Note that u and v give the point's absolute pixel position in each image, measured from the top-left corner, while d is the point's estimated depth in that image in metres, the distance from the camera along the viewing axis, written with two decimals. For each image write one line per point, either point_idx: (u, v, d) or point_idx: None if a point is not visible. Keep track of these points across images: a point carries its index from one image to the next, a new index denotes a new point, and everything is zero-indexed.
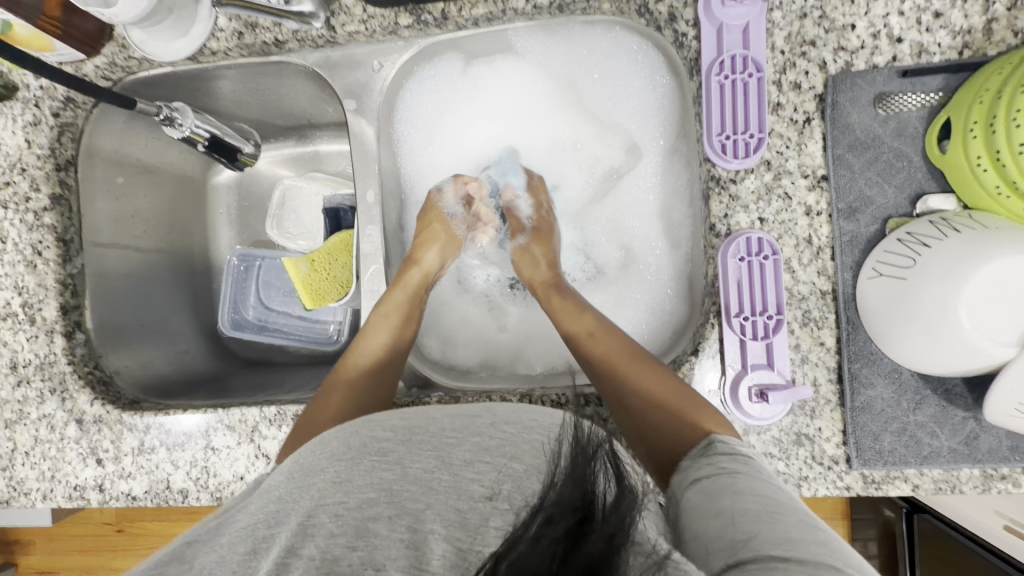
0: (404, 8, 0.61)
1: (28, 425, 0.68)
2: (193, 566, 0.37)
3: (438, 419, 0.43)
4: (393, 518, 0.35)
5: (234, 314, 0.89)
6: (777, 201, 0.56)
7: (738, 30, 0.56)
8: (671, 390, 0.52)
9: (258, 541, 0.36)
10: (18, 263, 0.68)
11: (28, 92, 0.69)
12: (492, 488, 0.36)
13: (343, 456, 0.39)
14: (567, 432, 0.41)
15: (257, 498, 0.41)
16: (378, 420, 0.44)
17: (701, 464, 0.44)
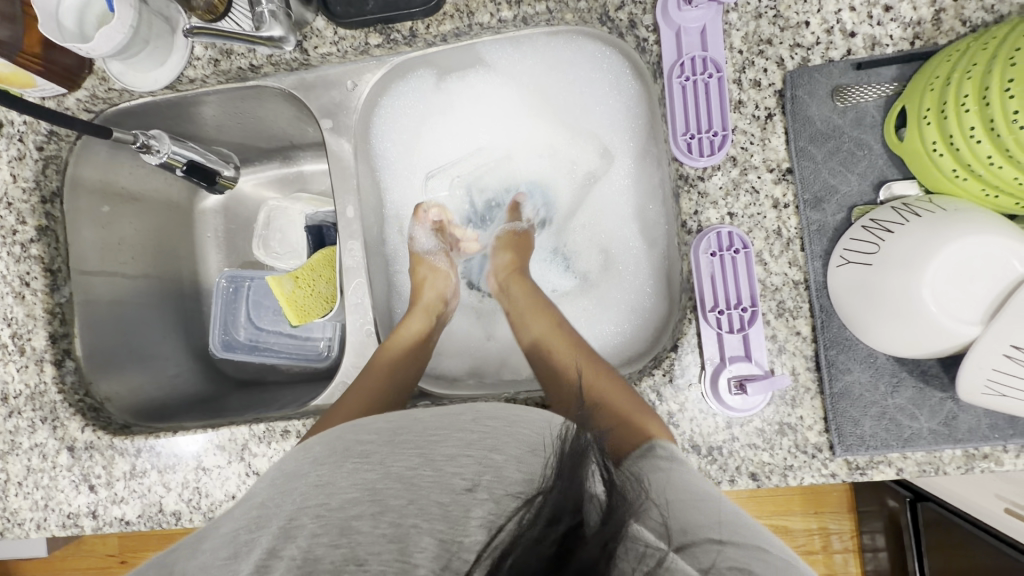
0: (373, 29, 0.63)
1: (21, 455, 0.68)
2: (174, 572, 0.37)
3: (422, 420, 0.44)
4: (377, 514, 0.35)
5: (225, 336, 0.90)
6: (745, 196, 0.57)
7: (696, 33, 0.58)
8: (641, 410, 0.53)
9: (238, 544, 0.37)
10: (7, 295, 0.69)
11: (12, 128, 0.70)
12: (472, 480, 0.37)
13: (326, 460, 0.41)
14: (564, 433, 0.42)
15: (236, 509, 0.42)
16: (363, 425, 0.45)
17: (641, 464, 0.46)
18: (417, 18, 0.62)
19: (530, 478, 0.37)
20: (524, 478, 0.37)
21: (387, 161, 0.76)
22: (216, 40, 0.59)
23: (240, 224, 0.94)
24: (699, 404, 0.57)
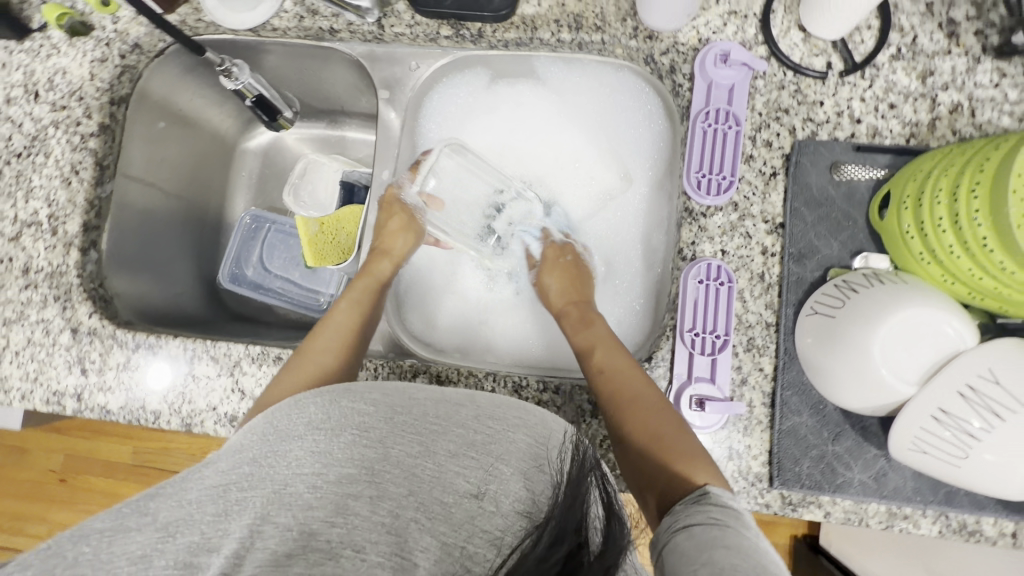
0: (447, 22, 0.71)
1: (25, 326, 0.72)
2: (152, 521, 0.37)
3: (419, 403, 0.45)
4: (374, 500, 0.37)
5: (233, 269, 0.95)
6: (738, 238, 0.64)
7: (725, 88, 0.64)
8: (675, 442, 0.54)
9: (228, 504, 0.38)
10: (56, 178, 0.74)
11: (102, 33, 0.76)
12: (478, 487, 0.39)
13: (321, 425, 0.42)
14: (567, 451, 0.44)
15: (230, 455, 0.43)
16: (359, 393, 0.47)
17: (692, 511, 0.45)
18: (487, 21, 0.69)
19: (536, 497, 0.40)
20: (531, 494, 0.40)
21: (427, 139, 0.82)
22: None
23: (273, 173, 1.01)
24: None
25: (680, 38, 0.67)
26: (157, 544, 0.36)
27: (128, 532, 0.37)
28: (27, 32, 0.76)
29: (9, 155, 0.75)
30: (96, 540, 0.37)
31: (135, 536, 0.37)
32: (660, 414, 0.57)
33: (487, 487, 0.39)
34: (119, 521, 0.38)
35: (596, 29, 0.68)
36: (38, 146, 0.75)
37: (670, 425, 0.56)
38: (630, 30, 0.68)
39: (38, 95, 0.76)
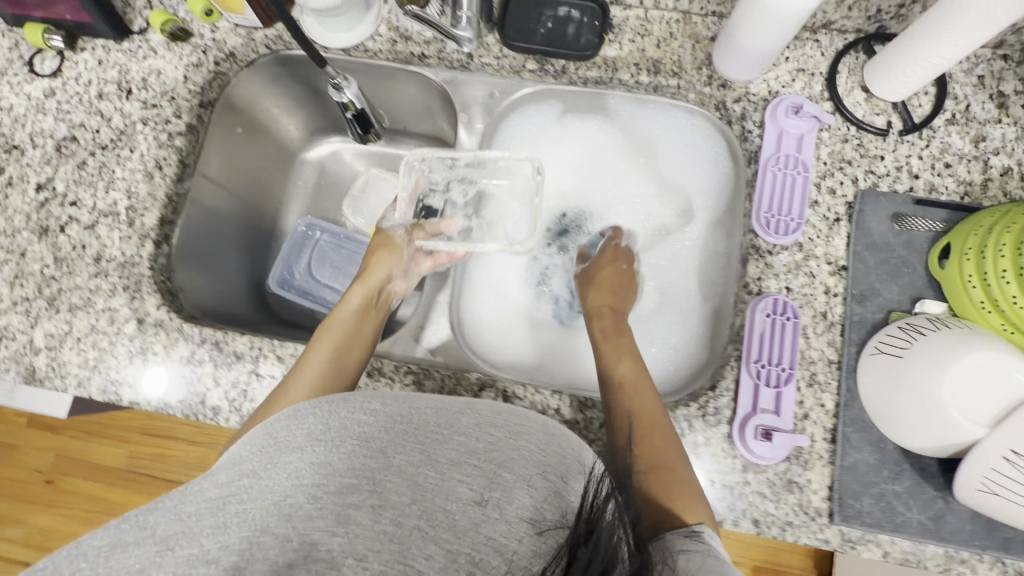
0: (533, 57, 0.76)
1: (90, 313, 0.73)
2: (149, 535, 0.36)
3: (422, 411, 0.47)
4: (376, 508, 0.37)
5: (286, 274, 0.95)
6: (803, 277, 0.67)
7: (795, 137, 0.69)
8: (667, 476, 0.56)
9: (227, 517, 0.37)
10: (139, 172, 0.76)
11: (200, 40, 0.79)
12: (479, 493, 0.40)
13: (320, 436, 0.43)
14: (577, 471, 0.47)
15: (227, 470, 0.42)
16: (359, 403, 0.48)
17: (684, 543, 0.47)
18: (572, 59, 0.75)
19: (535, 501, 0.41)
20: (535, 502, 0.41)
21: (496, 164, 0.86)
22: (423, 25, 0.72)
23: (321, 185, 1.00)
24: (723, 442, 0.64)
25: (752, 89, 0.72)
26: (154, 557, 0.34)
27: (127, 549, 0.35)
28: (127, 33, 0.80)
29: (95, 146, 0.77)
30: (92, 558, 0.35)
31: (131, 550, 0.35)
32: (657, 439, 0.59)
33: (489, 493, 0.40)
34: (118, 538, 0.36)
35: (673, 75, 0.74)
36: (124, 140, 0.77)
37: (664, 448, 0.58)
38: (705, 78, 0.73)
39: (130, 93, 0.79)
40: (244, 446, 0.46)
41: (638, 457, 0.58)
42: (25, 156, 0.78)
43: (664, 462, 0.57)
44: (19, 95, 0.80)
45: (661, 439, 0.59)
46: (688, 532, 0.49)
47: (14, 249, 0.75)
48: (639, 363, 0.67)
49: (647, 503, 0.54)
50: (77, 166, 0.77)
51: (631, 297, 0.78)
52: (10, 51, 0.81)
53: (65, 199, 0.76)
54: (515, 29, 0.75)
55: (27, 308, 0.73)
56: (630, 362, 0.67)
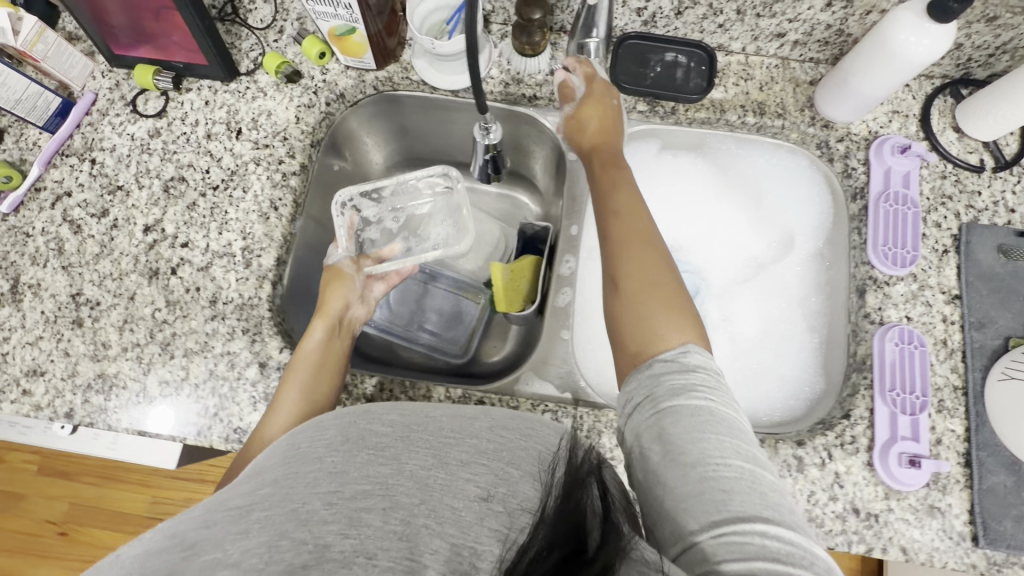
0: (643, 99, 0.79)
1: (208, 357, 0.70)
2: (181, 543, 0.38)
3: (436, 419, 0.46)
4: (387, 510, 0.38)
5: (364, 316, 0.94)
6: (921, 306, 0.70)
7: (901, 174, 0.74)
8: (654, 298, 0.56)
9: (248, 523, 0.38)
10: (253, 213, 0.75)
11: (310, 81, 0.80)
12: (486, 490, 0.39)
13: (339, 446, 0.43)
14: (560, 456, 0.43)
15: (251, 480, 0.44)
16: (377, 415, 0.47)
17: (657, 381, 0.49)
18: (682, 102, 0.78)
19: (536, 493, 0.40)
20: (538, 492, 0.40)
21: None
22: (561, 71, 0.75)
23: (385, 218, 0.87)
24: (864, 469, 0.65)
25: (853, 129, 0.77)
26: (181, 562, 0.36)
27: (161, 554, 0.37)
28: (236, 74, 0.80)
29: (205, 187, 0.76)
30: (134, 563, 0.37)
31: (163, 557, 0.37)
32: (642, 258, 0.59)
33: (496, 490, 0.40)
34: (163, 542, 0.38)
35: (778, 116, 0.78)
36: (237, 180, 0.77)
37: (644, 277, 0.58)
38: (808, 119, 0.78)
39: (240, 133, 0.78)
40: (269, 456, 0.46)
41: (635, 270, 0.58)
42: (130, 197, 0.76)
43: (675, 295, 0.57)
44: (122, 135, 0.79)
45: (676, 287, 0.57)
46: (643, 369, 0.51)
47: (122, 293, 0.72)
48: (635, 195, 0.65)
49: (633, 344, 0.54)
50: (187, 207, 0.76)
51: (619, 125, 0.72)
52: (111, 92, 0.80)
53: (175, 241, 0.74)
54: (626, 73, 0.78)
55: (139, 354, 0.70)
56: (623, 192, 0.65)
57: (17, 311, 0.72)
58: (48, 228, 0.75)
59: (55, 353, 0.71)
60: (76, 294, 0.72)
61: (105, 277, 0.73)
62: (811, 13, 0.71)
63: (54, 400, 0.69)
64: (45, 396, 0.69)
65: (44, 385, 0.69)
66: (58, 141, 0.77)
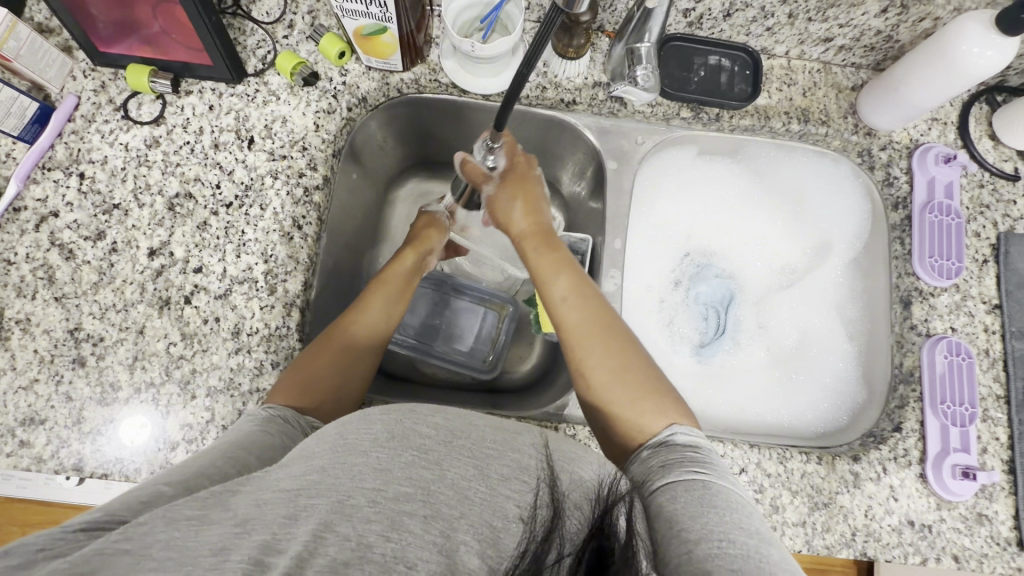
0: (687, 104, 0.76)
1: (235, 396, 0.63)
2: (232, 515, 0.37)
3: (478, 426, 0.43)
4: (427, 518, 0.36)
5: None
6: (964, 316, 0.72)
7: (944, 184, 0.75)
8: (628, 388, 0.57)
9: (299, 505, 0.37)
10: (275, 232, 0.68)
11: (329, 84, 0.73)
12: (529, 511, 0.39)
13: (386, 442, 0.40)
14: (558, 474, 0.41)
15: (300, 461, 0.41)
16: (422, 414, 0.43)
17: (660, 455, 0.50)
18: (726, 108, 0.76)
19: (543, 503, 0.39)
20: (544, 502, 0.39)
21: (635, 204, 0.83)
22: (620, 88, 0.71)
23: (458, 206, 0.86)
24: (917, 481, 0.66)
25: (894, 138, 0.77)
26: (235, 538, 0.35)
27: (210, 525, 0.36)
28: (243, 75, 0.71)
29: (217, 204, 0.69)
30: (183, 528, 0.36)
31: (216, 527, 0.36)
32: (605, 352, 0.59)
33: (541, 511, 0.38)
34: (205, 512, 0.37)
35: (822, 124, 0.76)
36: (253, 196, 0.69)
37: (613, 366, 0.59)
38: (851, 127, 0.77)
39: (253, 143, 0.71)
40: (319, 438, 0.43)
41: (602, 365, 0.59)
42: (129, 216, 0.68)
43: (644, 378, 0.57)
44: (114, 145, 0.69)
45: (643, 368, 0.58)
46: (634, 458, 0.52)
47: (129, 326, 0.65)
48: (581, 278, 0.66)
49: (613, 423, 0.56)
50: (197, 226, 0.68)
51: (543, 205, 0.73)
52: (96, 95, 0.71)
53: (187, 266, 0.67)
54: (670, 78, 0.75)
55: (156, 395, 0.63)
56: (568, 278, 0.65)
57: (4, 351, 0.63)
58: (33, 254, 0.66)
59: (55, 398, 0.63)
60: (73, 329, 0.64)
61: (107, 308, 0.65)
62: (863, 18, 0.69)
63: (58, 450, 0.61)
64: (48, 447, 0.61)
65: (45, 435, 0.62)
66: (39, 152, 0.68)
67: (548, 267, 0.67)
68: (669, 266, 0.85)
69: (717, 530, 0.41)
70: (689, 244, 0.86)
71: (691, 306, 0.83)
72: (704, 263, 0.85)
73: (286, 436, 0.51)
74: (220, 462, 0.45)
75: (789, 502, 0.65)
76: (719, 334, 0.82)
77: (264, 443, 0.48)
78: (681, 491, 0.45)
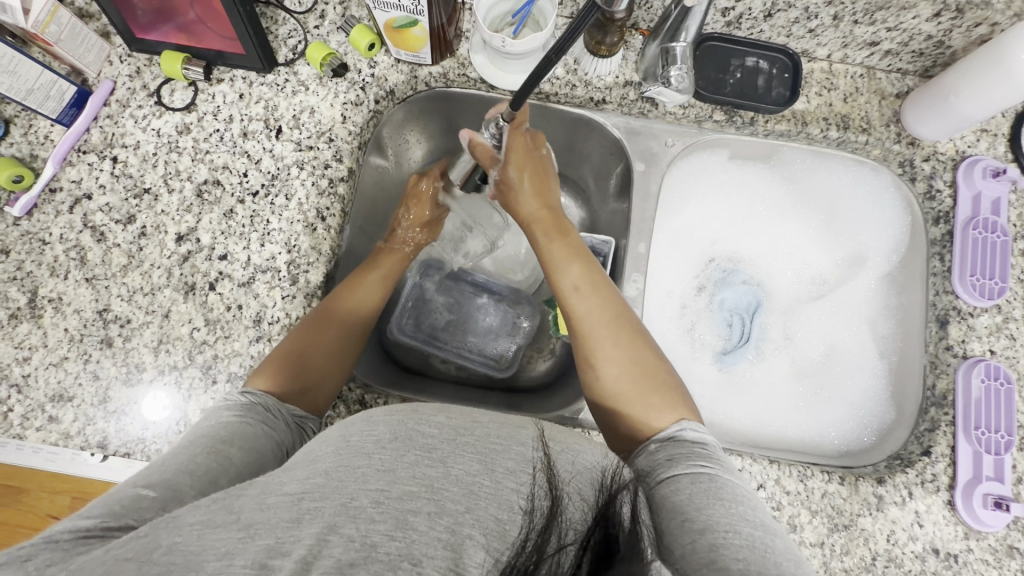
0: (721, 107, 0.74)
1: None
2: (236, 519, 0.36)
3: (484, 424, 0.43)
4: (433, 515, 0.36)
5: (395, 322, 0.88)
6: (1004, 339, 0.68)
7: (991, 199, 0.71)
8: (636, 379, 0.56)
9: (300, 512, 0.36)
10: (298, 222, 0.69)
11: (357, 75, 0.73)
12: (530, 502, 0.38)
13: (388, 444, 0.40)
14: (548, 461, 0.41)
15: (303, 466, 0.41)
16: (425, 416, 0.43)
17: (668, 449, 0.49)
18: (761, 112, 0.73)
19: (538, 493, 0.38)
20: (535, 488, 0.39)
21: (662, 208, 0.82)
22: (653, 87, 0.69)
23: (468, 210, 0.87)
24: (945, 509, 0.64)
25: (940, 148, 0.73)
26: (239, 543, 0.35)
27: (215, 529, 0.36)
28: (274, 64, 0.72)
29: (243, 192, 0.69)
30: (185, 534, 0.36)
31: (220, 531, 0.36)
32: (616, 342, 0.58)
33: (541, 503, 0.38)
34: (209, 517, 0.37)
35: (863, 131, 0.73)
36: (279, 185, 0.69)
37: (624, 356, 0.58)
38: (894, 136, 0.74)
39: (281, 132, 0.71)
40: (320, 442, 0.43)
41: (613, 355, 0.58)
42: (159, 201, 0.69)
43: (655, 371, 0.57)
44: (146, 131, 0.71)
45: (654, 360, 0.58)
46: (641, 452, 0.50)
47: (155, 309, 0.66)
48: (592, 266, 0.64)
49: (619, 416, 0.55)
50: (224, 214, 0.69)
51: (555, 189, 0.71)
52: (131, 80, 0.72)
53: (212, 253, 0.67)
54: (705, 79, 0.72)
55: (178, 378, 0.64)
56: (581, 267, 0.64)
57: (37, 329, 0.65)
58: (67, 235, 0.67)
59: (83, 375, 0.64)
60: (102, 310, 0.66)
61: (135, 291, 0.66)
62: (914, 22, 0.66)
63: (84, 428, 0.63)
64: (74, 423, 0.63)
65: (73, 411, 0.63)
66: (74, 136, 0.69)
67: (560, 251, 0.66)
68: (693, 273, 0.83)
69: (723, 521, 0.41)
70: (715, 251, 0.84)
71: (714, 313, 0.81)
72: (727, 270, 0.83)
73: (269, 424, 0.51)
74: (201, 458, 0.45)
75: (807, 522, 0.63)
76: (742, 343, 0.80)
77: (247, 433, 0.49)
78: (687, 480, 0.44)
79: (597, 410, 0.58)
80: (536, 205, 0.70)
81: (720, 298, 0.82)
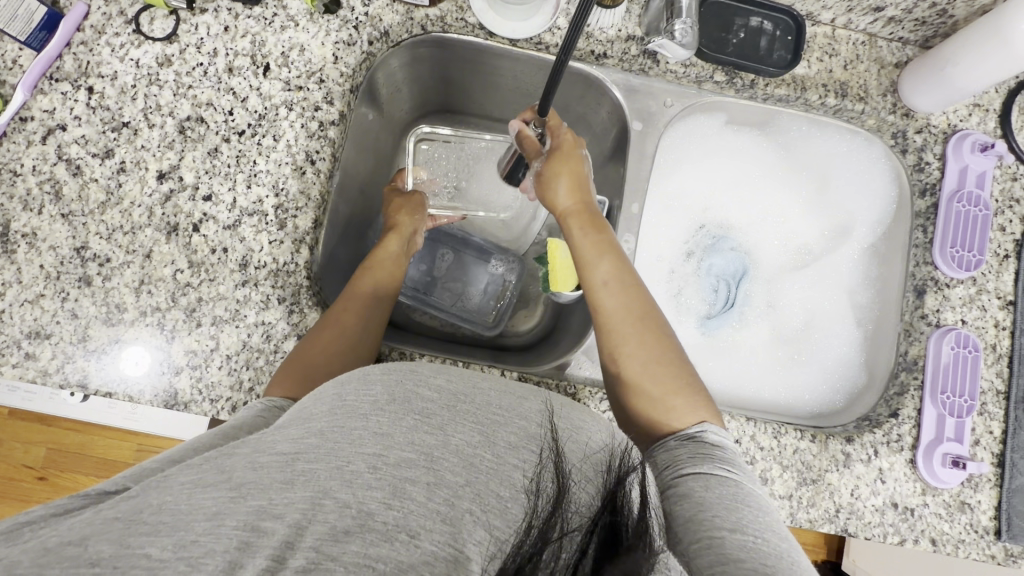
0: (722, 68, 0.73)
1: (240, 327, 0.63)
2: (227, 479, 0.36)
3: (484, 393, 0.43)
4: (431, 485, 0.36)
5: None
6: (976, 310, 0.71)
7: (977, 172, 0.73)
8: (659, 375, 0.56)
9: (294, 473, 0.36)
10: (286, 164, 0.67)
11: (350, 13, 0.70)
12: (535, 481, 0.38)
13: (386, 405, 0.40)
14: (550, 441, 0.41)
15: (297, 424, 0.40)
16: (424, 377, 0.43)
17: (689, 447, 0.49)
18: (761, 75, 0.73)
19: (540, 473, 0.39)
20: (538, 466, 0.39)
21: (657, 170, 0.81)
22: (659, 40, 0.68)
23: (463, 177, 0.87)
24: (906, 468, 0.67)
25: (933, 121, 0.74)
26: (229, 503, 0.35)
27: (205, 489, 0.35)
28: None
29: (229, 130, 0.67)
30: (176, 493, 0.35)
31: (209, 491, 0.35)
32: (640, 338, 0.58)
33: (547, 484, 0.38)
34: (200, 478, 0.36)
35: (861, 100, 0.73)
36: (266, 125, 0.67)
37: (646, 350, 0.58)
38: (890, 106, 0.74)
39: (269, 70, 0.68)
40: (314, 401, 0.43)
41: (635, 349, 0.58)
42: (139, 136, 0.66)
43: (675, 365, 0.57)
44: (124, 61, 0.67)
45: (675, 357, 0.58)
46: (659, 446, 0.51)
47: (136, 249, 0.64)
48: (623, 262, 0.63)
49: (640, 405, 0.56)
50: (208, 152, 0.66)
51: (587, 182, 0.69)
52: (107, 4, 0.68)
53: (196, 193, 0.65)
54: (708, 37, 0.71)
55: (161, 320, 0.63)
56: (611, 262, 0.63)
57: (10, 263, 0.63)
58: (40, 167, 0.64)
59: (61, 314, 0.62)
60: (80, 248, 0.63)
61: (114, 230, 0.64)
62: None
63: (63, 365, 0.62)
64: (53, 361, 0.62)
65: (51, 348, 0.62)
66: (46, 61, 0.65)
67: (588, 242, 0.65)
68: (683, 238, 0.83)
69: (753, 526, 0.41)
70: (704, 216, 0.84)
71: (699, 276, 0.82)
72: (715, 235, 0.84)
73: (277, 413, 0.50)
74: (207, 437, 0.44)
75: (778, 476, 0.66)
76: (728, 308, 0.81)
77: (257, 422, 0.48)
78: (716, 480, 0.45)
79: (616, 395, 0.59)
80: (567, 198, 0.69)
81: (710, 261, 0.83)
